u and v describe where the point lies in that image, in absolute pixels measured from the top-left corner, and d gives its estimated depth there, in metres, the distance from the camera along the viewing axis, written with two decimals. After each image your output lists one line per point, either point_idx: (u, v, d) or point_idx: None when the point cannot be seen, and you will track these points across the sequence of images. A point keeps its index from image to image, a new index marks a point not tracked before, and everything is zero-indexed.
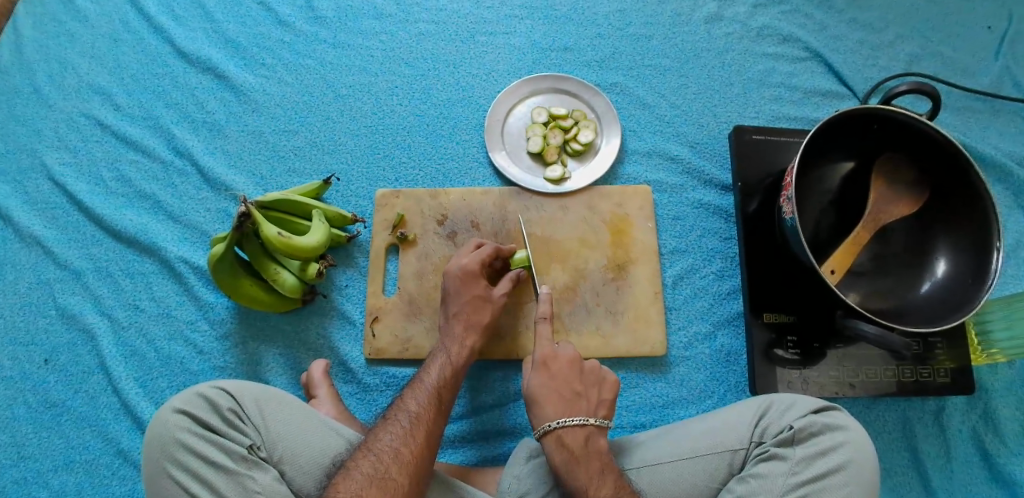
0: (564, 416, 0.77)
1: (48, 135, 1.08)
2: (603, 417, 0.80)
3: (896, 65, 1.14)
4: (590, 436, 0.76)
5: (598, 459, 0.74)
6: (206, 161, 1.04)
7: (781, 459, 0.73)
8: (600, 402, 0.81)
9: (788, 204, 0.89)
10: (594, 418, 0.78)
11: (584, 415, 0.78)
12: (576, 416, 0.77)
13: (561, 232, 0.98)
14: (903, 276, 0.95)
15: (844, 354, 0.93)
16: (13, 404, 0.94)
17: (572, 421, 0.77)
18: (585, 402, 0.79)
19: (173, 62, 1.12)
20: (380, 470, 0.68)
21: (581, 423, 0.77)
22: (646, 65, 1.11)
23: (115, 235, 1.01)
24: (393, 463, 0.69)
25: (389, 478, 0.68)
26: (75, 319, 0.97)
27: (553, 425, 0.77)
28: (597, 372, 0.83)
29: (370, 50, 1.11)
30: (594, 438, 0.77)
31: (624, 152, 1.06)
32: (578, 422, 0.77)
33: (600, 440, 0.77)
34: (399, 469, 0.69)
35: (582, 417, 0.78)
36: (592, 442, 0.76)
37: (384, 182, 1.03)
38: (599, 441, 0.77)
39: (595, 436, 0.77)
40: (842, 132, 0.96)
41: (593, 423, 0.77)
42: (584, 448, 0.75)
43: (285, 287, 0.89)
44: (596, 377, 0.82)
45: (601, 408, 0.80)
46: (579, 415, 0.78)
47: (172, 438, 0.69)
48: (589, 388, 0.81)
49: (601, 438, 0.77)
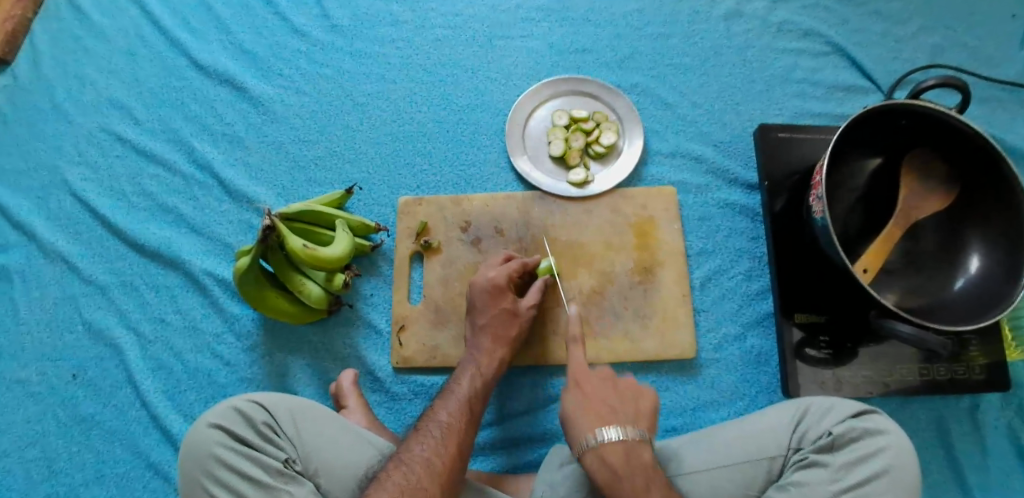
0: (600, 430, 0.70)
1: (70, 151, 1.09)
2: (645, 429, 0.72)
3: (920, 57, 1.12)
4: (632, 450, 0.69)
5: (641, 473, 0.68)
6: (227, 173, 1.04)
7: (821, 466, 0.72)
8: (638, 415, 0.73)
9: (818, 203, 0.87)
10: (633, 430, 0.70)
11: (623, 428, 0.70)
12: (614, 426, 0.70)
13: (585, 236, 0.97)
14: (935, 273, 0.93)
15: (876, 353, 0.91)
16: (43, 419, 0.95)
17: (611, 437, 0.69)
18: (625, 420, 0.72)
19: (191, 75, 1.12)
20: (413, 480, 0.67)
21: (617, 437, 0.69)
22: (666, 65, 1.10)
23: (140, 249, 1.02)
24: (425, 473, 0.68)
25: (422, 488, 0.66)
26: (102, 334, 0.98)
27: (594, 441, 0.70)
28: (636, 393, 0.76)
29: (388, 57, 1.11)
30: None
31: (647, 153, 1.05)
32: (619, 437, 0.69)
33: (643, 453, 0.70)
34: (431, 479, 0.68)
35: (618, 429, 0.70)
36: (634, 457, 0.69)
37: (406, 189, 1.03)
38: (642, 455, 0.69)
39: (635, 449, 0.69)
40: (869, 129, 0.95)
41: (635, 436, 0.70)
42: (627, 464, 0.68)
43: (311, 298, 0.89)
44: (636, 404, 0.74)
45: (643, 419, 0.73)
46: (614, 426, 0.70)
47: (207, 452, 0.68)
48: (626, 404, 0.74)
49: (644, 451, 0.70)
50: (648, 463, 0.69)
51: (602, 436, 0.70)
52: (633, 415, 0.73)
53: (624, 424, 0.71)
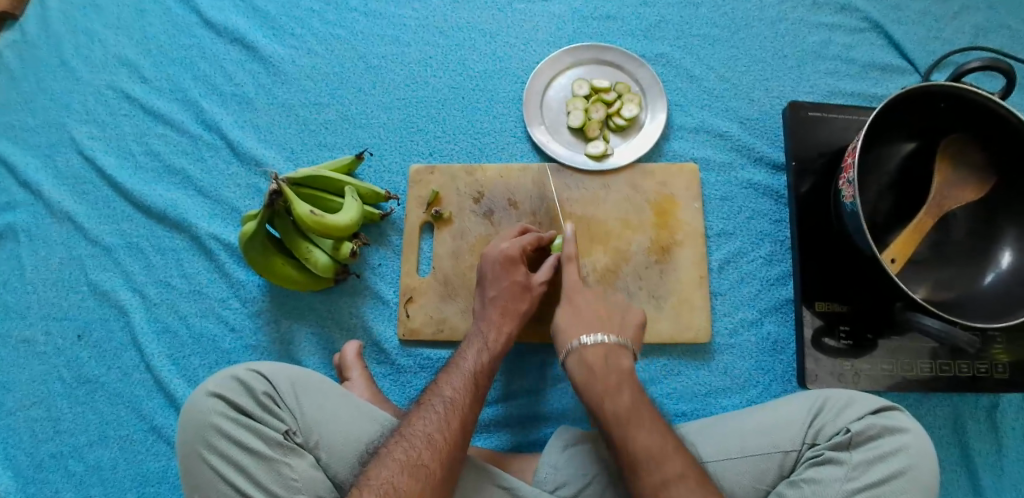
0: (582, 334, 0.76)
1: (77, 108, 1.05)
2: (629, 339, 0.77)
3: (962, 37, 1.06)
4: (611, 354, 0.74)
5: (617, 375, 0.72)
6: (236, 135, 1.01)
7: (837, 464, 0.70)
8: (624, 326, 0.78)
9: (848, 187, 0.83)
10: (615, 336, 0.76)
11: (607, 334, 0.76)
12: (597, 333, 0.76)
13: (602, 213, 0.93)
14: (965, 266, 0.89)
15: (897, 346, 0.88)
16: (48, 379, 0.94)
17: (590, 341, 0.75)
18: (613, 330, 0.77)
19: (201, 32, 1.07)
20: (414, 456, 0.66)
21: (601, 340, 0.75)
22: (694, 36, 1.05)
23: (146, 211, 0.99)
24: (427, 450, 0.66)
25: (424, 464, 0.65)
26: (107, 296, 0.96)
27: (576, 344, 0.75)
28: (625, 309, 0.81)
29: (403, 19, 1.06)
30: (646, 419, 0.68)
31: (670, 128, 1.00)
32: (598, 339, 0.75)
33: (622, 360, 0.74)
34: (433, 455, 0.66)
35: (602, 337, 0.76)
36: (613, 359, 0.74)
37: (418, 157, 0.99)
38: (621, 361, 0.74)
39: (615, 354, 0.74)
40: (905, 111, 0.90)
41: (615, 340, 0.75)
42: (605, 366, 0.73)
43: (318, 266, 0.87)
44: (623, 318, 0.79)
45: (627, 330, 0.78)
46: (599, 332, 0.76)
47: (207, 421, 0.67)
48: (613, 314, 0.79)
49: (624, 358, 0.75)
50: (627, 370, 0.74)
51: (582, 340, 0.75)
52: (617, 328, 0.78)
53: (610, 331, 0.76)
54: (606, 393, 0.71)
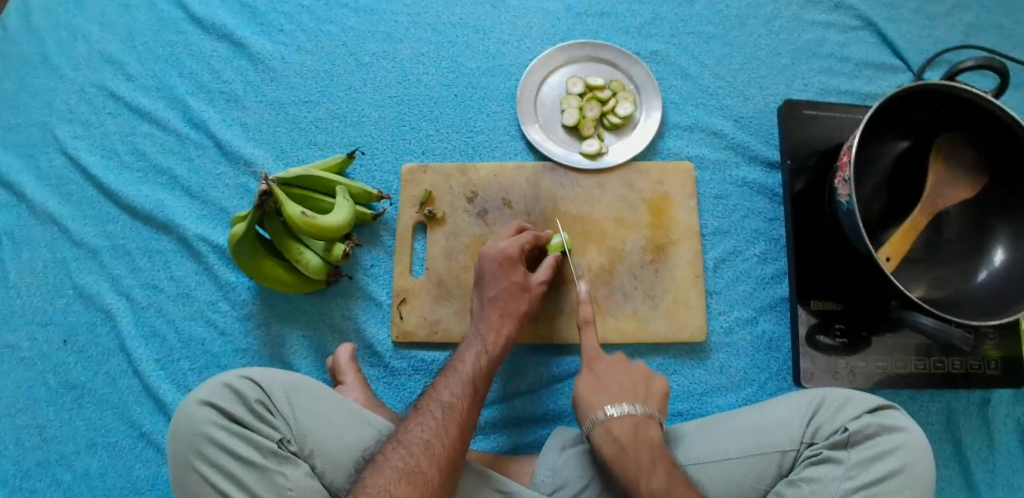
0: (609, 406, 0.73)
1: (60, 106, 1.03)
2: (654, 408, 0.75)
3: (954, 35, 1.07)
4: (639, 426, 0.72)
5: (649, 451, 0.70)
6: (224, 133, 0.99)
7: (835, 463, 0.70)
8: (647, 396, 0.76)
9: (844, 186, 0.82)
10: (643, 408, 0.74)
11: (633, 404, 0.74)
12: (622, 405, 0.73)
13: (597, 212, 0.93)
14: (958, 264, 0.90)
15: (891, 343, 0.89)
16: (33, 384, 0.92)
17: (617, 413, 0.73)
18: (637, 399, 0.75)
19: (187, 29, 1.05)
20: (411, 463, 0.65)
21: (628, 412, 0.73)
22: (689, 33, 1.04)
23: (132, 212, 0.97)
24: (423, 456, 0.65)
25: (420, 471, 0.64)
26: (93, 299, 0.94)
27: (601, 418, 0.73)
28: (647, 378, 0.79)
29: (395, 15, 1.04)
30: (643, 429, 0.72)
31: (665, 126, 0.99)
32: (625, 412, 0.73)
33: (651, 432, 0.72)
34: (430, 462, 0.65)
35: (627, 405, 0.73)
36: (642, 432, 0.72)
37: (411, 156, 0.97)
38: (649, 434, 0.72)
39: (644, 427, 0.72)
40: (899, 110, 0.90)
41: (641, 412, 0.73)
42: (634, 439, 0.71)
43: (310, 269, 0.85)
44: (647, 388, 0.77)
45: (652, 399, 0.76)
46: (626, 403, 0.74)
47: (198, 430, 0.65)
48: (636, 383, 0.77)
49: (652, 429, 0.72)
50: (656, 445, 0.71)
51: (609, 412, 0.73)
52: (641, 396, 0.76)
53: (634, 401, 0.74)
54: (640, 475, 0.68)
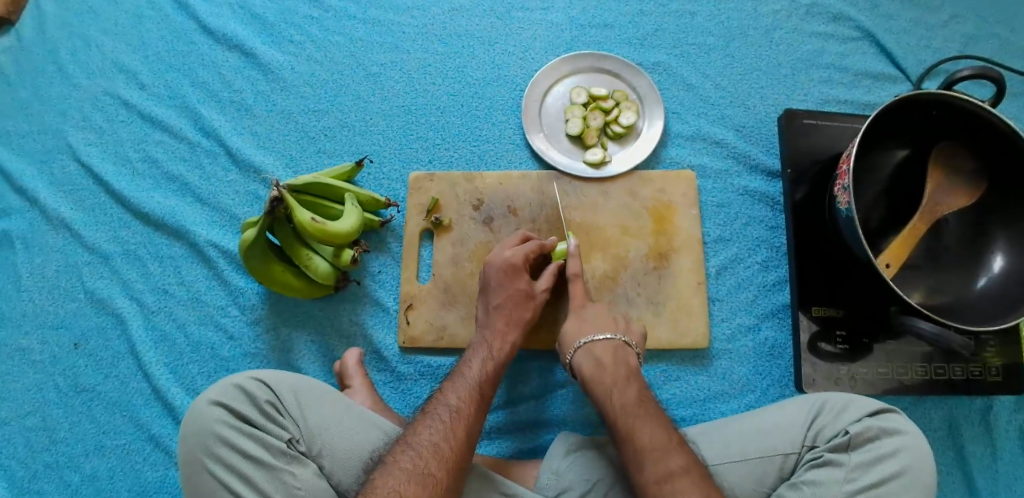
0: (590, 332, 0.83)
1: (73, 114, 1.05)
2: (634, 340, 0.84)
3: (953, 46, 1.09)
4: (618, 350, 0.81)
5: (624, 368, 0.80)
6: (234, 142, 1.01)
7: (837, 465, 0.71)
8: (631, 331, 0.85)
9: (843, 193, 0.84)
10: (622, 336, 0.83)
11: (614, 333, 0.83)
12: (600, 333, 0.83)
13: (601, 219, 0.94)
14: (958, 270, 0.91)
15: (892, 350, 0.90)
16: (44, 388, 0.94)
17: (598, 339, 0.82)
18: (620, 333, 0.84)
19: (199, 39, 1.08)
20: (419, 465, 0.66)
21: (608, 339, 0.82)
22: (690, 44, 1.06)
23: (143, 218, 0.99)
24: (433, 459, 0.67)
25: (429, 473, 0.65)
26: (104, 303, 0.96)
27: (585, 343, 0.82)
28: (629, 320, 0.88)
29: (402, 26, 1.07)
30: (621, 352, 0.82)
31: (667, 135, 1.01)
32: (605, 337, 0.82)
33: (629, 358, 0.81)
34: (438, 464, 0.66)
35: (609, 333, 0.83)
36: (621, 353, 0.82)
37: (418, 165, 0.99)
38: (627, 356, 0.81)
39: (622, 352, 0.82)
40: (897, 119, 0.91)
41: (621, 339, 0.83)
42: (613, 362, 0.80)
43: (318, 273, 0.87)
44: (628, 325, 0.87)
45: (631, 333, 0.85)
46: (606, 332, 0.83)
47: (209, 430, 0.66)
48: (619, 323, 0.86)
49: (630, 355, 0.82)
50: (632, 366, 0.81)
51: (591, 338, 0.83)
52: (621, 328, 0.85)
53: (617, 331, 0.84)
54: (614, 386, 0.77)
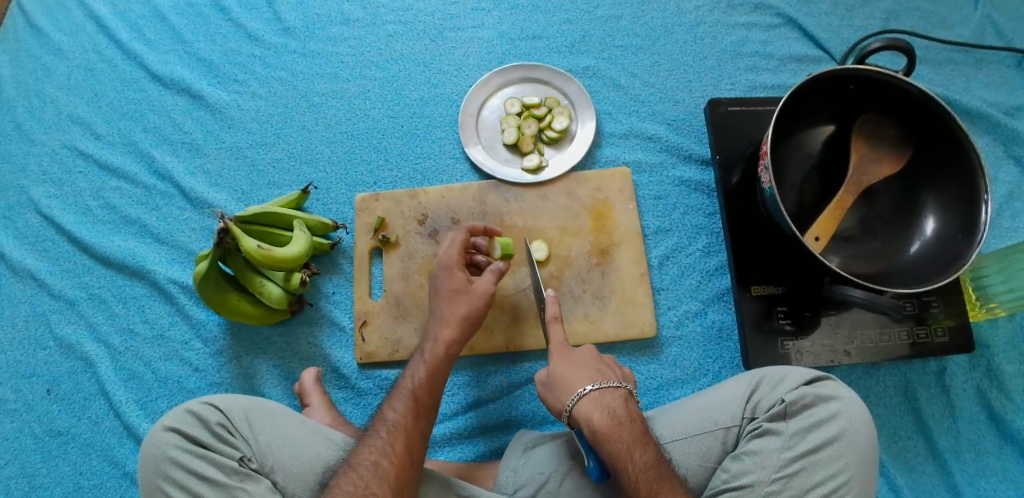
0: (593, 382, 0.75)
1: (33, 169, 1.10)
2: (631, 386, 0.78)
3: (873, 23, 1.13)
4: (628, 401, 0.74)
5: (639, 423, 0.72)
6: (187, 182, 1.05)
7: (775, 434, 0.74)
8: (624, 376, 0.79)
9: (766, 174, 0.87)
10: (626, 384, 0.76)
11: (618, 381, 0.76)
12: (610, 380, 0.75)
13: (542, 221, 0.97)
14: (891, 237, 0.94)
15: (835, 321, 0.92)
16: (20, 435, 0.97)
17: (603, 388, 0.74)
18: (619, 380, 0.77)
19: (148, 86, 1.13)
20: (362, 486, 0.67)
21: (617, 387, 0.75)
22: (618, 46, 1.10)
23: (105, 262, 1.03)
24: (374, 477, 0.68)
25: (371, 493, 0.67)
26: (73, 348, 1.00)
27: (593, 392, 0.74)
28: (615, 362, 0.81)
29: (340, 56, 1.11)
30: (630, 403, 0.74)
31: (601, 136, 1.05)
32: (613, 385, 0.75)
33: (632, 406, 0.74)
34: (380, 483, 0.68)
35: (614, 381, 0.76)
36: (630, 405, 0.74)
37: (364, 187, 1.03)
38: (636, 409, 0.74)
39: (630, 402, 0.75)
40: (818, 97, 0.95)
41: (626, 387, 0.76)
42: (626, 414, 0.72)
43: (272, 299, 0.90)
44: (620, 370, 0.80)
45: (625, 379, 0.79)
46: (614, 379, 0.76)
47: (164, 455, 0.69)
48: (613, 365, 0.80)
49: (634, 405, 0.75)
50: (640, 417, 0.73)
51: (596, 387, 0.74)
52: (616, 375, 0.78)
53: (616, 378, 0.77)
54: (635, 445, 0.69)
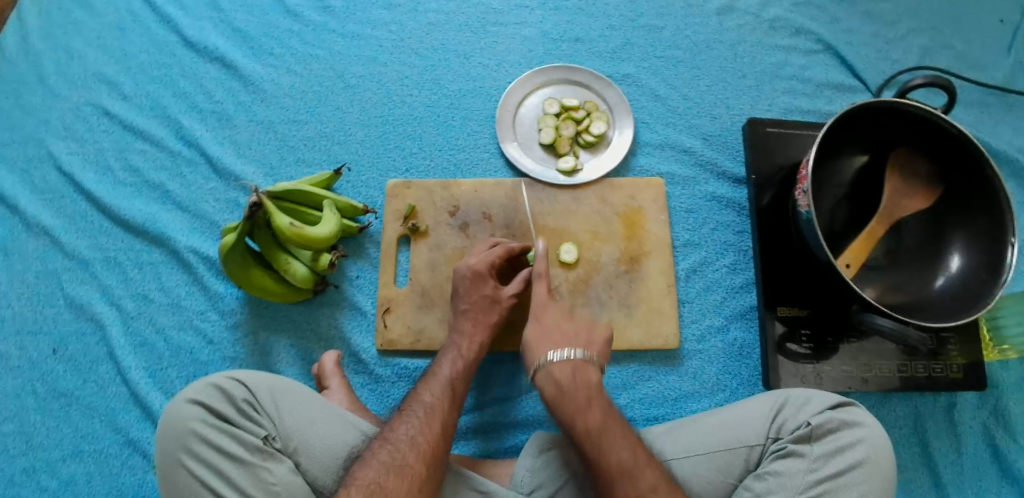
0: (549, 351, 0.78)
1: (55, 124, 1.07)
2: (596, 354, 0.80)
3: (910, 58, 1.14)
4: (578, 370, 0.76)
5: (584, 389, 0.75)
6: (216, 151, 1.04)
7: (799, 456, 0.74)
8: (590, 343, 0.81)
9: (805, 197, 0.87)
10: (582, 351, 0.78)
11: (573, 349, 0.78)
12: (563, 349, 0.78)
13: (574, 224, 0.97)
14: (917, 271, 0.94)
15: (856, 348, 0.93)
16: (21, 394, 0.94)
17: (556, 358, 0.77)
18: (580, 347, 0.79)
19: (181, 51, 1.11)
20: (398, 458, 0.68)
21: (568, 356, 0.77)
22: (659, 57, 1.11)
23: (124, 225, 1.01)
24: (410, 451, 0.69)
25: (407, 465, 0.68)
26: (84, 310, 0.97)
27: (544, 363, 0.78)
28: (592, 327, 0.83)
29: (380, 40, 1.10)
30: (583, 371, 0.77)
31: (637, 144, 1.05)
32: (564, 355, 0.77)
33: (589, 374, 0.77)
34: (416, 456, 0.69)
35: (568, 349, 0.78)
36: (580, 373, 0.77)
37: (395, 173, 1.02)
38: (587, 376, 0.76)
39: (583, 370, 0.77)
40: (856, 126, 0.96)
41: (581, 356, 0.78)
42: (573, 382, 0.76)
43: (297, 278, 0.89)
44: (591, 335, 0.82)
45: (593, 346, 0.81)
46: (567, 348, 0.78)
47: (186, 428, 0.67)
48: (579, 331, 0.81)
49: (591, 373, 0.77)
50: (593, 384, 0.76)
51: (549, 357, 0.78)
52: (581, 341, 0.80)
53: (574, 345, 0.79)
54: (580, 410, 0.72)
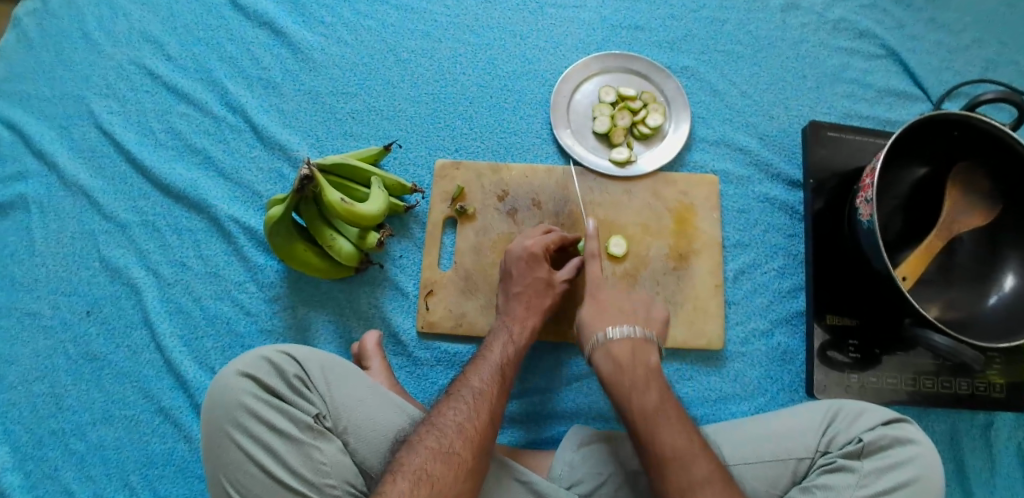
0: (608, 328, 0.77)
1: (96, 81, 1.05)
2: (653, 333, 0.78)
3: (972, 70, 1.09)
4: (636, 349, 0.75)
5: (643, 369, 0.74)
6: (261, 119, 1.01)
7: (849, 471, 0.72)
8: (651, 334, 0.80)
9: (866, 205, 0.85)
10: (642, 329, 0.78)
11: (632, 327, 0.77)
12: (623, 326, 0.77)
13: (624, 216, 0.95)
14: (969, 288, 0.92)
15: (902, 360, 0.91)
16: (53, 354, 0.93)
17: (616, 335, 0.76)
18: (639, 325, 0.78)
19: (228, 14, 1.08)
20: (445, 444, 0.65)
21: (627, 334, 0.76)
22: (719, 51, 1.08)
23: (163, 189, 0.99)
24: (457, 437, 0.66)
25: (455, 452, 0.65)
26: (120, 273, 0.96)
27: (602, 340, 0.77)
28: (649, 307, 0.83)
29: (435, 15, 1.07)
30: (643, 351, 0.76)
31: (692, 139, 1.02)
32: (625, 333, 0.76)
33: (648, 356, 0.76)
34: (464, 443, 0.66)
35: (628, 327, 0.77)
36: (639, 353, 0.75)
37: (444, 153, 1.00)
38: (647, 357, 0.75)
39: (642, 350, 0.76)
40: (920, 138, 0.93)
41: (641, 334, 0.77)
42: (631, 361, 0.74)
43: (341, 255, 0.87)
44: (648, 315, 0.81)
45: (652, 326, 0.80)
46: (626, 326, 0.77)
47: (237, 401, 0.66)
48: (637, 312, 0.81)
49: (651, 354, 0.76)
50: (652, 365, 0.75)
51: (608, 334, 0.77)
52: (641, 321, 0.79)
53: (635, 325, 0.78)
54: (635, 391, 0.72)
